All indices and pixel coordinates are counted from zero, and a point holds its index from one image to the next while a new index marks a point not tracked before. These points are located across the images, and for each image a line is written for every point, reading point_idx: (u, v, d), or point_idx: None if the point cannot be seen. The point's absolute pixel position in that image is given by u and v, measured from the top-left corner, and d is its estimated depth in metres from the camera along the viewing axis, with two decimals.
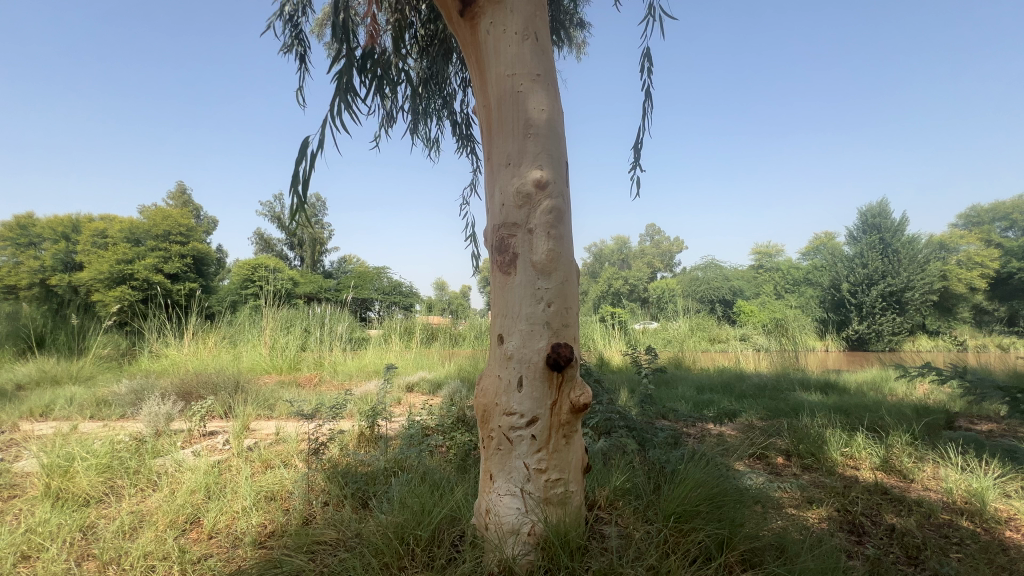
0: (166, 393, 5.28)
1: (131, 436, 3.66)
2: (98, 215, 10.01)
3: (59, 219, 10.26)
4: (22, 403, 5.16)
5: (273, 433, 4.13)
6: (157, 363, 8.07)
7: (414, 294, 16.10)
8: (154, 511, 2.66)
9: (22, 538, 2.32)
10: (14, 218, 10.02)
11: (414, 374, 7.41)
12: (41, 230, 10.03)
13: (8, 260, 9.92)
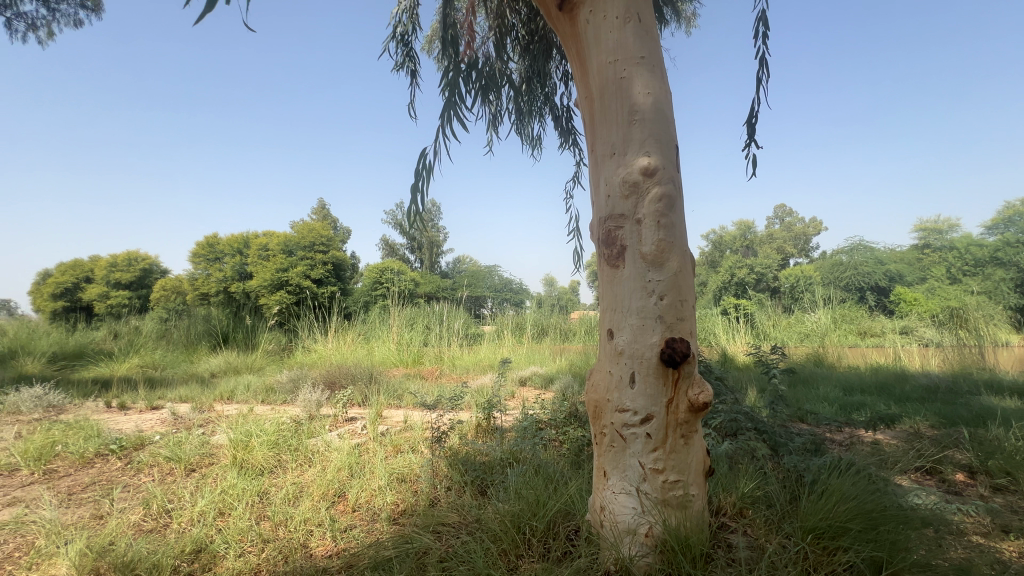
0: (316, 382, 6.11)
1: (292, 419, 4.31)
2: (262, 231, 11.83)
3: (234, 237, 12.24)
4: (216, 388, 6.37)
5: (402, 420, 4.54)
6: (309, 356, 9.36)
7: (524, 291, 16.47)
8: (311, 484, 3.09)
9: (219, 497, 2.86)
10: (204, 239, 12.14)
11: (526, 368, 7.58)
12: (223, 246, 12.09)
13: (202, 272, 12.07)
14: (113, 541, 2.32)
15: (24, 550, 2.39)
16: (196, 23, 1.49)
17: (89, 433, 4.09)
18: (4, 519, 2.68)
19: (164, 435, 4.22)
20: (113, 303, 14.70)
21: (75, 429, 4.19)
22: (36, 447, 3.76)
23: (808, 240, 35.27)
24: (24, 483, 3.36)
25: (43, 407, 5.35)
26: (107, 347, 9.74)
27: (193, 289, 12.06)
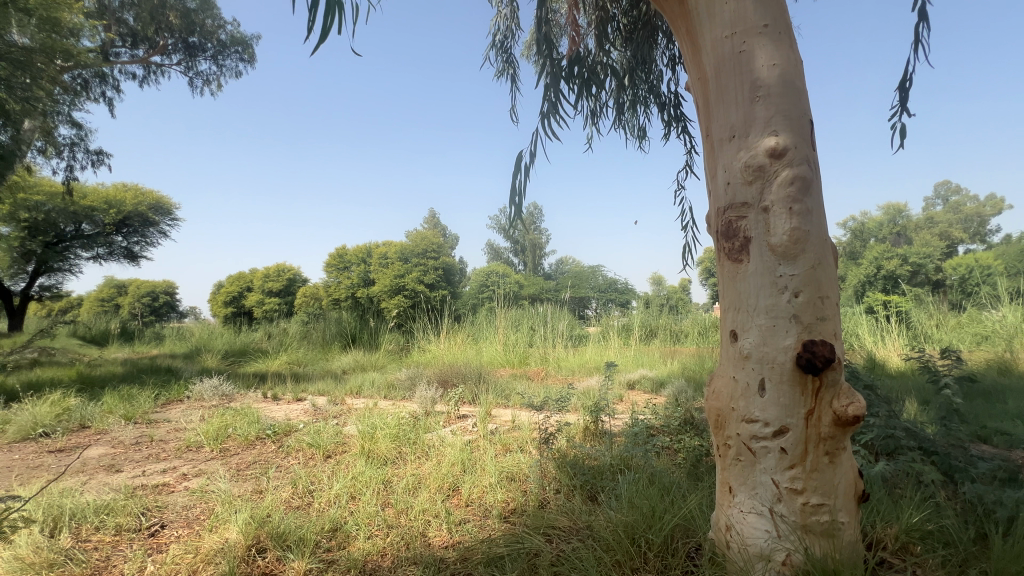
0: (431, 380, 6.52)
1: (411, 414, 4.64)
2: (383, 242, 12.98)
3: (360, 248, 13.55)
4: (347, 384, 7.12)
5: (510, 420, 4.64)
6: (424, 355, 10.03)
7: (630, 291, 15.90)
8: (428, 476, 3.28)
9: (351, 483, 3.17)
10: (335, 251, 13.58)
11: (635, 371, 7.30)
12: (351, 257, 13.45)
13: (333, 280, 13.47)
14: (268, 513, 2.68)
15: (205, 514, 2.88)
16: (319, 54, 1.57)
17: (251, 419, 4.81)
18: (192, 487, 3.26)
19: (306, 424, 4.81)
20: (267, 308, 17.20)
21: (241, 415, 4.97)
22: (213, 428, 4.52)
23: (984, 222, 29.09)
24: (205, 458, 4.06)
25: (219, 396, 6.43)
26: (263, 346, 11.43)
27: (328, 296, 13.34)
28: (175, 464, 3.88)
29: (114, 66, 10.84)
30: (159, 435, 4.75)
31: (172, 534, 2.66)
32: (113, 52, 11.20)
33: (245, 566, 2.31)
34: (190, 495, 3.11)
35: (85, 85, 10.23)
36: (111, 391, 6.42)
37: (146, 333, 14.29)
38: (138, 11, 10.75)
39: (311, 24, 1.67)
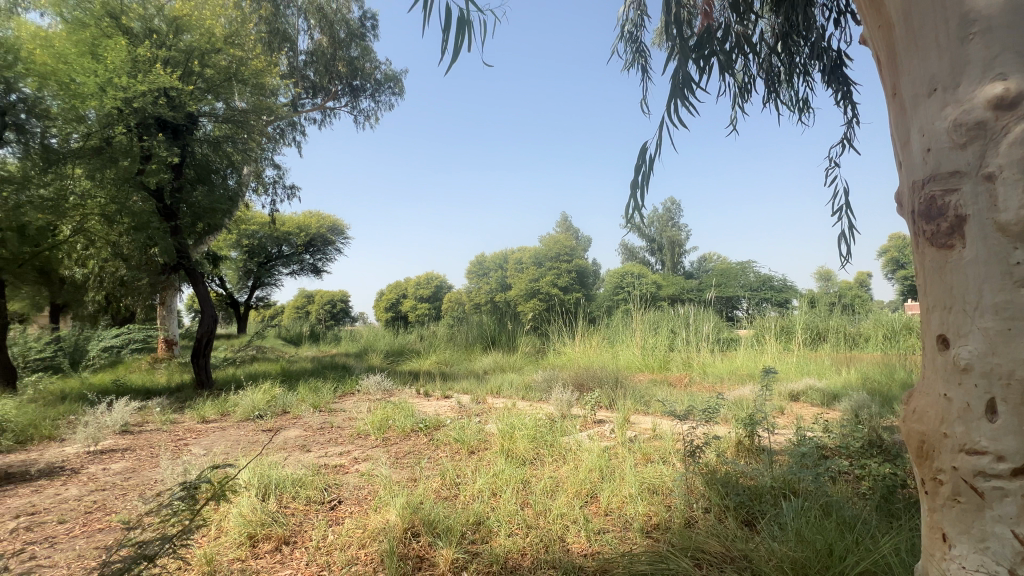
0: (567, 382, 6.52)
1: (548, 416, 4.70)
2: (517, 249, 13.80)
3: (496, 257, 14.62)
4: (488, 384, 7.52)
5: (650, 428, 4.39)
6: (559, 358, 10.11)
7: (790, 288, 13.94)
8: (566, 480, 3.26)
9: (493, 480, 3.30)
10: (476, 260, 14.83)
11: (799, 380, 6.35)
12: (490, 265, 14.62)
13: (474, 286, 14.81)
14: (421, 500, 2.93)
15: (371, 495, 3.27)
16: (453, 67, 1.65)
17: (407, 412, 5.37)
18: (361, 471, 3.74)
19: (453, 420, 5.20)
20: (420, 311, 21.38)
21: (399, 409, 5.58)
22: (378, 419, 5.16)
23: None
24: (372, 445, 4.64)
25: (382, 390, 7.33)
26: (416, 347, 12.72)
27: (470, 300, 14.92)
28: (349, 449, 4.51)
29: (301, 115, 13.19)
30: (337, 422, 5.58)
31: (347, 510, 3.08)
32: (300, 103, 13.58)
33: (402, 546, 2.55)
34: (360, 478, 3.57)
35: (282, 133, 12.61)
36: (304, 383, 7.76)
37: (328, 334, 16.99)
38: (317, 67, 12.88)
39: (445, 46, 1.80)
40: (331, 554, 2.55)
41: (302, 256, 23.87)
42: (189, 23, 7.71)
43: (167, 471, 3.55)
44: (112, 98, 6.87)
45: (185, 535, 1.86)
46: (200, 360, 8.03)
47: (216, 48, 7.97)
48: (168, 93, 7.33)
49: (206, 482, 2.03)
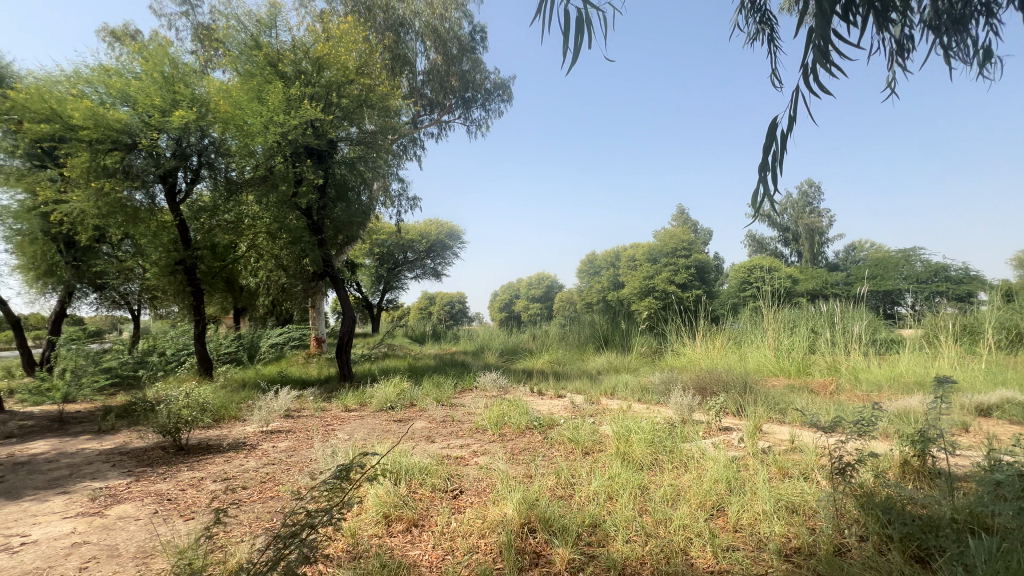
0: (687, 386, 6.11)
1: (666, 420, 4.47)
2: (630, 245, 13.46)
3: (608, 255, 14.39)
4: (601, 385, 7.38)
5: (788, 439, 3.93)
6: (678, 359, 9.52)
7: (976, 279, 11.40)
8: (688, 489, 3.06)
9: (608, 483, 3.22)
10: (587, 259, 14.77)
11: (991, 391, 5.15)
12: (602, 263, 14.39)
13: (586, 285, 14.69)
14: (536, 496, 2.98)
15: (490, 488, 3.41)
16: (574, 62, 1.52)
17: (522, 410, 5.51)
18: (480, 463, 3.93)
19: (566, 420, 5.21)
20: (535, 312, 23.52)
21: (513, 406, 5.76)
22: (494, 416, 5.37)
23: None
24: (489, 439, 4.84)
25: (497, 387, 7.63)
26: (529, 346, 12.97)
27: (582, 299, 14.89)
28: (468, 442, 4.76)
29: (420, 130, 14.30)
30: (458, 417, 5.93)
31: (467, 500, 3.25)
32: (420, 120, 14.74)
33: (519, 541, 2.61)
34: (479, 470, 3.75)
35: (404, 149, 13.78)
36: (428, 379, 8.38)
37: (448, 334, 18.13)
38: (433, 84, 13.81)
39: (565, 49, 1.77)
40: (454, 540, 2.71)
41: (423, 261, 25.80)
42: (329, 60, 8.78)
43: (320, 452, 4.09)
44: (273, 134, 8.16)
45: (340, 510, 2.08)
46: (343, 356, 9.12)
47: (350, 79, 8.99)
48: (314, 123, 8.44)
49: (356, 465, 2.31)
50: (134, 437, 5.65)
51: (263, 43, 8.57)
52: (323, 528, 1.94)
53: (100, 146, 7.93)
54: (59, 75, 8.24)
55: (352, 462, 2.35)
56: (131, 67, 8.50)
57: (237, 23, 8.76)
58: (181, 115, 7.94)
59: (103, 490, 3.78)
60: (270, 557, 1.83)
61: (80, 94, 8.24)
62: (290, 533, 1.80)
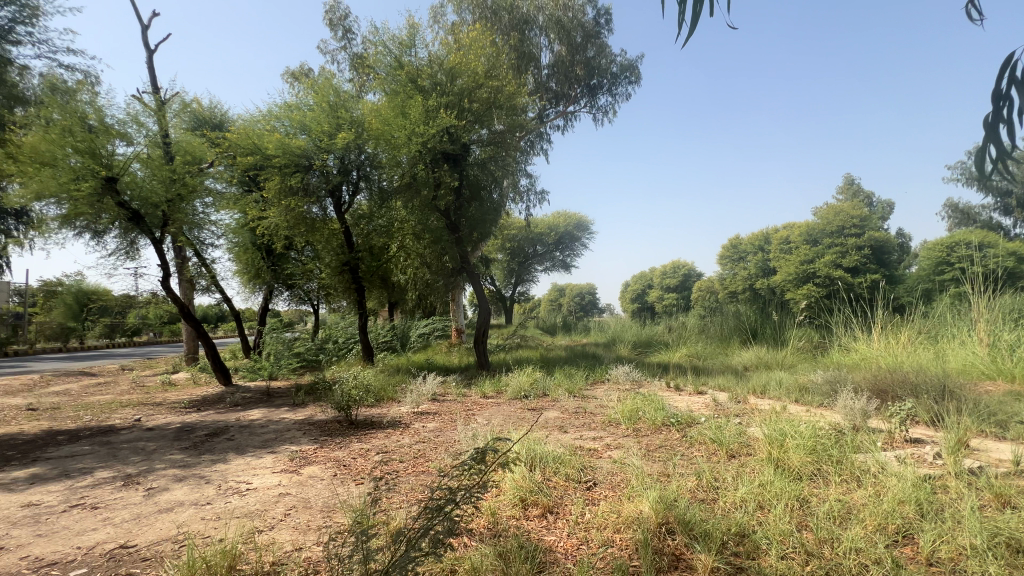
0: (859, 388, 5.23)
1: (831, 425, 3.88)
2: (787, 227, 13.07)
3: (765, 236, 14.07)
4: (749, 381, 6.70)
5: (1010, 460, 3.11)
6: (848, 356, 8.18)
7: None
8: (861, 507, 2.63)
9: (758, 490, 2.93)
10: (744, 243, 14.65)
11: None
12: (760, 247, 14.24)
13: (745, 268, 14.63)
14: (674, 497, 2.84)
15: (624, 484, 3.35)
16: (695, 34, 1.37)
17: (657, 405, 5.29)
18: (614, 457, 3.88)
19: (708, 418, 4.85)
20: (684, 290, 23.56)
21: (648, 401, 5.55)
22: (628, 409, 5.24)
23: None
24: (623, 434, 4.74)
25: (631, 380, 7.43)
26: (665, 339, 12.31)
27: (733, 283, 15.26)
28: (602, 434, 4.73)
29: (546, 124, 14.50)
30: (590, 409, 5.93)
31: (602, 493, 3.24)
32: (546, 114, 14.93)
33: (657, 541, 2.52)
34: (613, 464, 3.71)
35: (532, 145, 14.09)
36: (560, 370, 8.52)
37: (579, 325, 18.17)
38: (558, 77, 13.84)
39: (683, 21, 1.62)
40: (589, 531, 2.72)
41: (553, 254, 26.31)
42: (461, 69, 9.41)
43: (462, 434, 4.44)
44: (416, 143, 9.00)
45: (480, 490, 2.23)
46: (480, 346, 9.72)
47: (480, 84, 9.51)
48: (450, 130, 9.13)
49: (492, 449, 2.42)
50: (318, 411, 6.78)
51: (405, 63, 9.50)
52: (464, 505, 2.08)
53: (288, 170, 9.64)
54: (258, 115, 10.13)
55: (489, 446, 2.47)
56: (306, 101, 10.08)
57: (384, 48, 9.79)
58: (343, 137, 9.31)
59: (298, 453, 4.62)
60: (420, 526, 2.02)
61: (272, 128, 10.04)
62: (436, 506, 1.97)
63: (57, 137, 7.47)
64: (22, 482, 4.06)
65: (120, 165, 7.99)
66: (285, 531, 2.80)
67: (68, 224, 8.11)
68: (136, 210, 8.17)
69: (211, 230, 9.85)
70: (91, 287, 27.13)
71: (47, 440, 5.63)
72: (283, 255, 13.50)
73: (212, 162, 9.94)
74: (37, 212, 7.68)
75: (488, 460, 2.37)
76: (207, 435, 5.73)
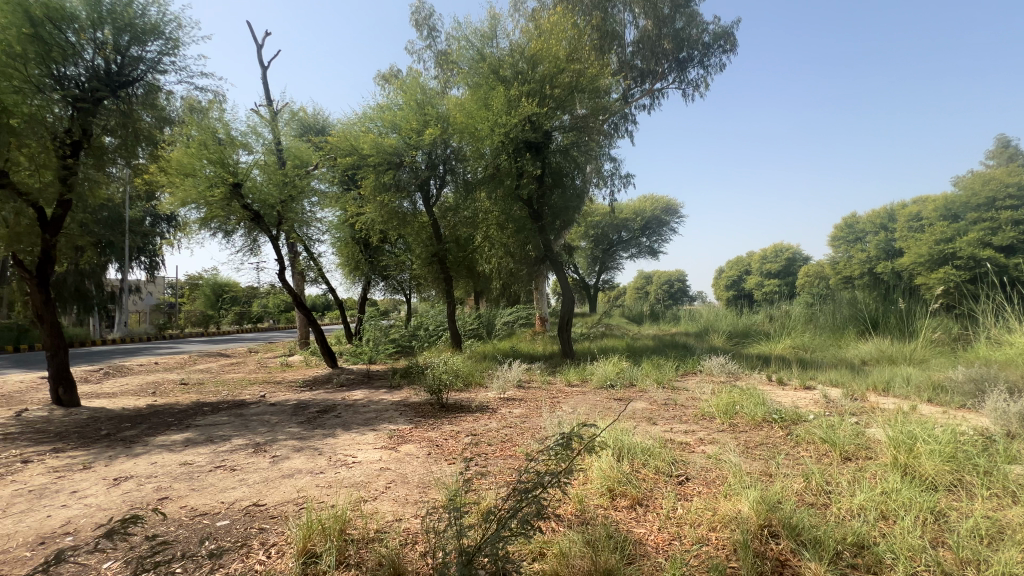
0: (1015, 389, 4.44)
1: (977, 431, 3.34)
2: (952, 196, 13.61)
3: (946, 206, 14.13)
4: (869, 377, 5.96)
5: None
6: (999, 351, 6.96)
7: None
8: (1018, 529, 2.24)
9: (880, 498, 2.61)
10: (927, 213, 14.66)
11: None
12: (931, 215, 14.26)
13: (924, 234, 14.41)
14: (778, 497, 2.63)
15: (721, 481, 3.16)
16: None
17: (757, 400, 4.92)
18: (708, 453, 3.68)
19: (818, 416, 4.41)
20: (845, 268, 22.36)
21: (746, 394, 5.18)
22: (723, 403, 4.92)
23: None
24: (718, 429, 4.47)
25: (727, 372, 6.97)
26: (766, 329, 11.33)
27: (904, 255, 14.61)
28: (694, 428, 4.50)
29: (631, 105, 13.93)
30: (681, 401, 5.66)
31: (695, 489, 3.09)
32: (631, 93, 14.36)
33: (758, 543, 2.35)
34: (708, 459, 3.52)
35: (616, 128, 13.64)
36: (648, 360, 8.23)
37: (667, 313, 17.39)
38: (643, 53, 13.21)
39: None
40: (682, 527, 2.62)
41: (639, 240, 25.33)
42: (542, 55, 9.33)
43: (548, 421, 4.48)
44: (499, 134, 9.12)
45: (569, 477, 2.23)
46: (565, 334, 9.68)
47: (561, 69, 9.39)
48: (531, 118, 9.11)
49: (580, 436, 2.41)
50: (412, 394, 7.23)
51: (487, 54, 9.62)
52: (554, 490, 2.08)
53: (381, 167, 10.25)
54: (355, 117, 10.90)
55: (577, 432, 2.45)
56: (396, 101, 10.61)
57: (466, 43, 9.99)
58: (431, 133, 9.72)
59: (396, 431, 4.97)
60: (511, 507, 2.07)
61: (367, 129, 10.72)
62: (527, 489, 1.99)
63: (195, 150, 8.63)
64: (179, 445, 4.82)
65: (243, 173, 9.04)
66: (386, 502, 3.03)
67: (205, 226, 9.38)
68: (257, 212, 9.25)
69: (317, 226, 10.85)
70: (225, 280, 31.26)
71: (196, 411, 6.62)
72: (378, 248, 14.47)
73: (317, 165, 10.88)
74: (182, 216, 8.99)
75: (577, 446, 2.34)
76: (319, 411, 6.37)
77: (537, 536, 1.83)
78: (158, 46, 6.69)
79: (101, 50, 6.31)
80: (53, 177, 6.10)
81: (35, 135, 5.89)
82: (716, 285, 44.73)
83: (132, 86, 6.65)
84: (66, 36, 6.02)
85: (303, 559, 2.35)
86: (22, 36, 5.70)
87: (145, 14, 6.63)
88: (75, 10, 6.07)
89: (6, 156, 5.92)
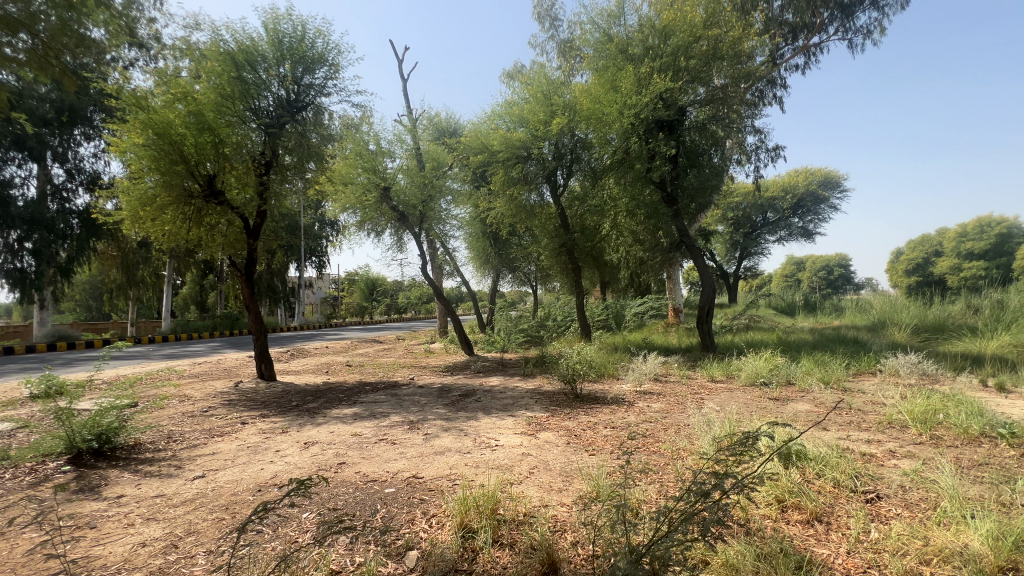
0: None
1: None
2: None
3: None
4: None
5: None
6: None
7: None
8: None
9: None
10: None
11: None
12: None
13: None
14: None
15: (929, 504, 2.60)
16: None
17: (972, 408, 3.96)
18: (906, 468, 3.05)
19: None
20: None
21: (955, 401, 4.18)
22: (921, 410, 4.05)
23: None
24: (915, 440, 3.68)
25: (918, 374, 5.76)
26: (972, 324, 9.10)
27: None
28: (880, 438, 3.77)
29: (780, 66, 12.28)
30: (857, 405, 4.82)
31: (891, 509, 2.58)
32: (779, 53, 12.70)
33: None
34: (906, 476, 2.92)
35: (762, 95, 12.13)
36: (809, 356, 7.18)
37: (826, 303, 15.07)
38: (795, 6, 11.47)
39: None
40: (880, 554, 2.20)
41: (789, 220, 22.52)
42: (675, 25, 8.69)
43: (695, 418, 4.15)
44: (630, 115, 8.67)
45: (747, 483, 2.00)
46: (704, 326, 8.93)
47: (697, 37, 8.69)
48: (663, 96, 8.51)
49: (763, 439, 2.14)
50: (546, 383, 7.30)
51: (614, 34, 9.25)
52: (735, 495, 1.89)
53: (510, 162, 10.49)
54: (485, 117, 11.38)
55: (758, 434, 2.22)
56: (522, 95, 10.73)
57: (592, 26, 9.75)
58: (557, 123, 9.67)
59: (534, 419, 5.06)
60: (684, 508, 1.94)
61: (496, 126, 11.03)
62: (704, 492, 1.85)
63: (353, 160, 9.71)
64: (349, 418, 5.54)
65: (391, 177, 10.08)
66: (532, 487, 3.08)
67: (362, 227, 10.69)
68: (401, 212, 10.24)
69: (452, 223, 11.63)
70: (377, 275, 35.58)
71: (359, 389, 7.56)
72: (507, 241, 15.04)
73: (451, 165, 11.58)
74: (345, 219, 10.37)
75: (755, 449, 2.15)
76: (461, 395, 6.80)
77: (722, 543, 1.67)
78: (323, 72, 7.75)
79: (283, 83, 7.54)
80: (254, 194, 7.40)
81: (239, 158, 7.18)
82: (893, 269, 37.57)
83: (305, 110, 7.85)
84: (257, 74, 7.31)
85: (462, 533, 2.49)
86: (229, 78, 6.96)
87: (314, 46, 7.74)
88: (264, 51, 7.35)
89: (223, 178, 7.26)
